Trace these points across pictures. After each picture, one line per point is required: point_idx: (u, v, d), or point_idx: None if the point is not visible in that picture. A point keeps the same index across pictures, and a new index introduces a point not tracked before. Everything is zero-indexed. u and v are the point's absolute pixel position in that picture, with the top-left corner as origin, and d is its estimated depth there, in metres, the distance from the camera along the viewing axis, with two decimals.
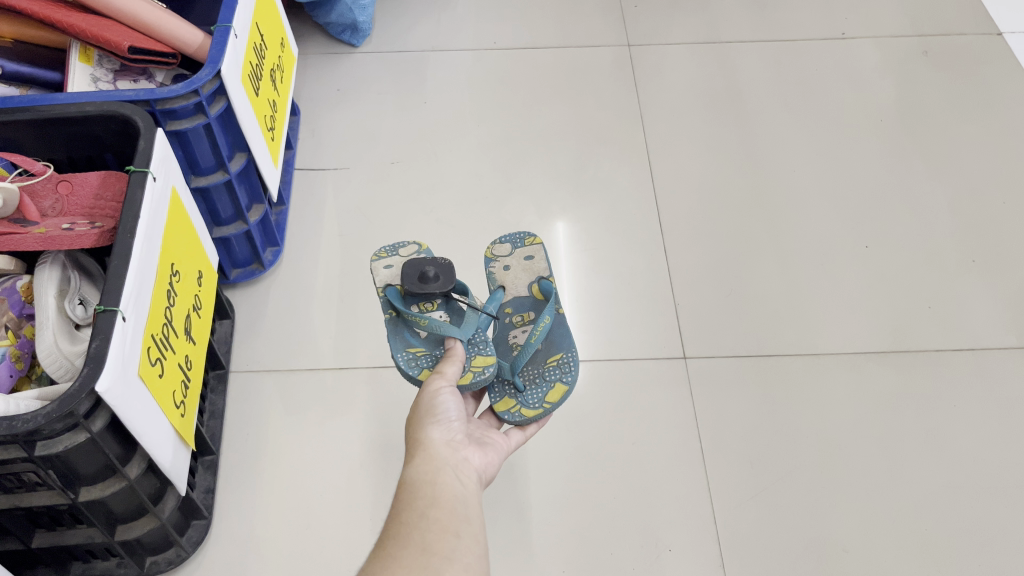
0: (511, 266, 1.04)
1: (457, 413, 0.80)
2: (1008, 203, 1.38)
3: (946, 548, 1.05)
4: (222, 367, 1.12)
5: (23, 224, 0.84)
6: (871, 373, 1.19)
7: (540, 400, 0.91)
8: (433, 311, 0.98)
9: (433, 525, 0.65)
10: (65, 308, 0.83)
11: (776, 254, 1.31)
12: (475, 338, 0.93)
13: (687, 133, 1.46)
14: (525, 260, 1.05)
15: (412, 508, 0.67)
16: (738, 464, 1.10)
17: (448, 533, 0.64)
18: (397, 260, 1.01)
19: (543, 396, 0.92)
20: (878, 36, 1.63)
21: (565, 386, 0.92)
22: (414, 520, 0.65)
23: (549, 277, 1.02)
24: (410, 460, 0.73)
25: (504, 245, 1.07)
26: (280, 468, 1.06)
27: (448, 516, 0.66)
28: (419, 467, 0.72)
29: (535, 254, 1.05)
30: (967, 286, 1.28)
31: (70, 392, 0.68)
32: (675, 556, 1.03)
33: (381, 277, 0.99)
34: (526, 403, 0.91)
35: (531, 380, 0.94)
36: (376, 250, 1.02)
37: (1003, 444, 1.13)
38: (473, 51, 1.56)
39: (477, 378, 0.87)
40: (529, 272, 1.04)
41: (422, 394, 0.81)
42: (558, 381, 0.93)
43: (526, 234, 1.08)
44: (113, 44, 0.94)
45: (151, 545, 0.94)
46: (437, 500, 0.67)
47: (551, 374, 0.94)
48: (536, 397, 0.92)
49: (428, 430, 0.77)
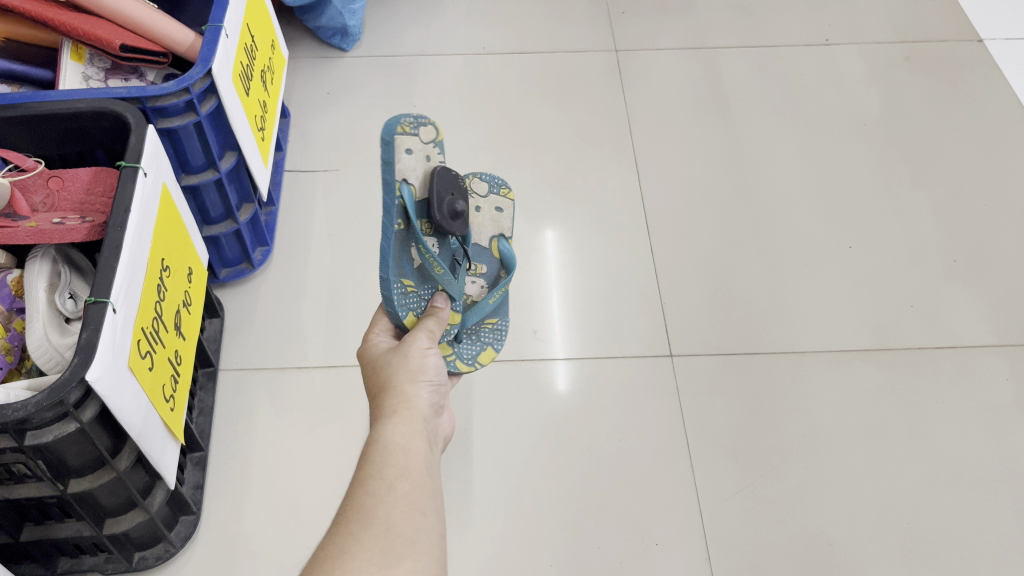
0: (481, 210, 0.92)
1: (444, 376, 0.75)
2: (988, 205, 1.40)
3: (930, 542, 1.07)
4: (211, 364, 1.13)
5: (14, 218, 0.85)
6: (854, 371, 1.20)
7: (473, 357, 0.87)
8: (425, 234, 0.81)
9: (399, 501, 0.62)
10: (55, 301, 0.84)
11: (761, 254, 1.33)
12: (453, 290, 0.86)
13: (674, 136, 1.48)
14: (495, 212, 0.93)
15: (381, 477, 0.64)
16: (725, 459, 1.11)
17: (414, 510, 0.62)
18: (420, 147, 0.74)
19: (475, 354, 0.88)
20: (861, 42, 1.66)
21: (495, 351, 0.90)
22: (381, 492, 0.62)
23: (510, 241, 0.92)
24: (390, 418, 0.68)
25: (481, 182, 0.92)
26: (269, 465, 1.07)
27: (416, 491, 0.63)
28: (397, 428, 0.68)
29: (505, 208, 0.93)
30: (949, 286, 1.30)
31: (59, 381, 0.68)
32: (662, 549, 1.04)
33: (401, 165, 0.73)
34: (460, 356, 0.86)
35: (467, 333, 0.90)
36: (398, 124, 0.72)
37: (986, 441, 1.15)
38: (462, 56, 1.58)
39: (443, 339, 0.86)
40: (495, 225, 0.92)
41: (411, 346, 0.75)
42: (489, 344, 0.90)
43: (506, 180, 0.95)
44: (105, 42, 0.96)
45: (139, 541, 0.95)
46: (409, 472, 0.64)
47: (485, 335, 0.91)
48: (470, 353, 0.88)
49: (416, 387, 0.72)
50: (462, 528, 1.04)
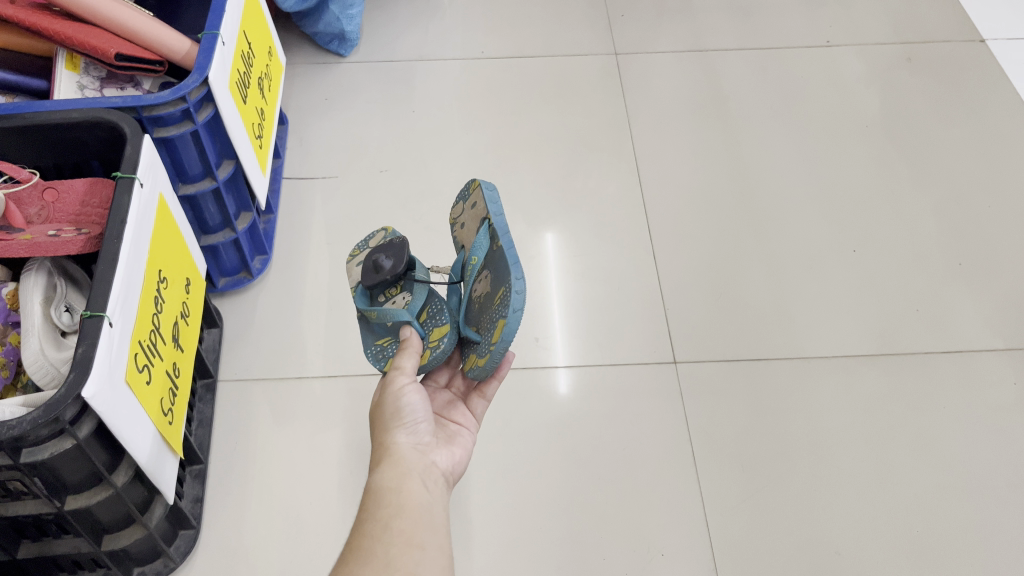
0: (463, 223, 0.79)
1: (424, 414, 0.78)
2: (993, 207, 1.39)
3: (940, 549, 1.05)
4: (210, 376, 1.12)
5: (8, 231, 0.84)
6: (859, 376, 1.19)
7: (489, 343, 0.71)
8: (397, 296, 0.83)
9: (396, 539, 0.66)
10: (51, 315, 0.83)
11: (764, 259, 1.32)
12: (432, 308, 0.81)
13: (675, 140, 1.47)
14: (472, 207, 0.78)
15: (377, 519, 0.68)
16: (730, 467, 1.10)
17: (412, 545, 0.66)
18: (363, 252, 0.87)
19: (491, 338, 0.71)
20: (861, 44, 1.65)
21: (503, 321, 0.68)
22: (378, 533, 0.66)
23: (487, 216, 0.73)
24: (376, 467, 0.73)
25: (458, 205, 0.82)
26: (269, 477, 1.06)
27: (412, 527, 0.67)
28: (384, 473, 0.72)
29: (477, 196, 0.77)
30: (954, 290, 1.29)
31: (57, 398, 0.67)
32: (668, 560, 1.03)
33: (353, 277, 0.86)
34: (481, 352, 0.74)
35: (486, 326, 0.73)
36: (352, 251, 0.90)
37: (993, 445, 1.14)
38: (461, 61, 1.57)
39: (433, 354, 0.78)
40: (473, 220, 0.77)
41: (385, 394, 0.77)
42: (499, 317, 0.69)
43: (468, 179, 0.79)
44: (100, 51, 0.94)
45: (138, 556, 0.94)
46: (402, 509, 0.68)
47: (494, 313, 0.71)
48: (487, 342, 0.72)
49: (394, 434, 0.76)
50: (464, 540, 1.03)
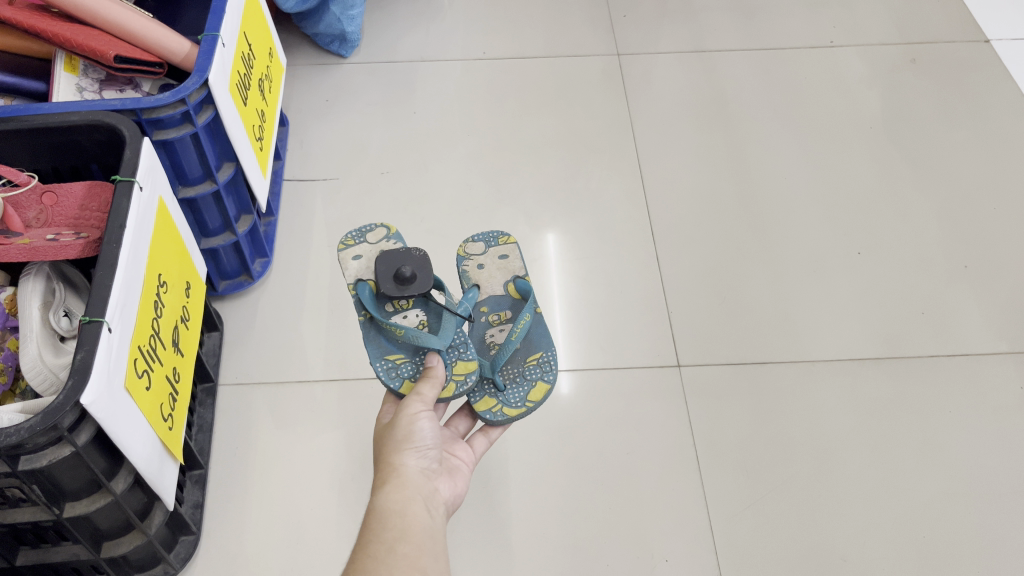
0: (485, 265, 1.03)
1: (435, 442, 0.78)
2: (998, 209, 1.39)
3: (945, 555, 1.04)
4: (210, 380, 1.10)
5: (7, 235, 0.83)
6: (863, 380, 1.18)
7: (522, 399, 0.90)
8: (407, 311, 0.97)
9: (400, 563, 0.65)
10: (49, 320, 0.82)
11: (767, 262, 1.31)
12: (455, 341, 0.91)
13: (678, 142, 1.46)
14: (500, 259, 1.04)
15: (381, 540, 0.66)
16: (734, 472, 1.09)
17: (416, 570, 0.64)
18: (365, 249, 0.99)
19: (525, 395, 0.91)
20: (865, 44, 1.64)
21: (547, 385, 0.91)
22: (382, 555, 0.65)
23: (524, 276, 1.01)
24: (382, 487, 0.72)
25: (477, 244, 1.05)
26: (270, 483, 1.05)
27: (416, 552, 0.66)
28: (390, 495, 0.71)
29: (510, 253, 1.04)
30: (959, 293, 1.28)
31: (54, 405, 0.66)
32: (672, 566, 1.02)
33: (352, 270, 0.97)
34: (507, 403, 0.90)
35: (512, 379, 0.93)
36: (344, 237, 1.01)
37: (998, 449, 1.13)
38: (462, 62, 1.56)
39: (459, 388, 0.87)
40: (504, 271, 1.02)
41: (399, 416, 0.78)
42: (539, 379, 0.92)
43: (500, 233, 1.07)
44: (99, 53, 0.94)
45: (138, 563, 0.93)
46: (406, 533, 0.67)
47: (531, 373, 0.93)
48: (518, 395, 0.91)
49: (403, 456, 0.75)
50: (467, 546, 1.03)
